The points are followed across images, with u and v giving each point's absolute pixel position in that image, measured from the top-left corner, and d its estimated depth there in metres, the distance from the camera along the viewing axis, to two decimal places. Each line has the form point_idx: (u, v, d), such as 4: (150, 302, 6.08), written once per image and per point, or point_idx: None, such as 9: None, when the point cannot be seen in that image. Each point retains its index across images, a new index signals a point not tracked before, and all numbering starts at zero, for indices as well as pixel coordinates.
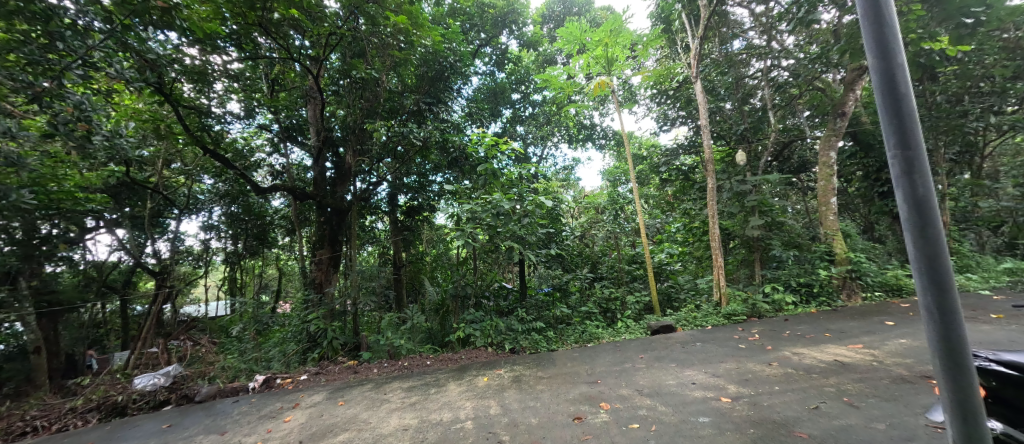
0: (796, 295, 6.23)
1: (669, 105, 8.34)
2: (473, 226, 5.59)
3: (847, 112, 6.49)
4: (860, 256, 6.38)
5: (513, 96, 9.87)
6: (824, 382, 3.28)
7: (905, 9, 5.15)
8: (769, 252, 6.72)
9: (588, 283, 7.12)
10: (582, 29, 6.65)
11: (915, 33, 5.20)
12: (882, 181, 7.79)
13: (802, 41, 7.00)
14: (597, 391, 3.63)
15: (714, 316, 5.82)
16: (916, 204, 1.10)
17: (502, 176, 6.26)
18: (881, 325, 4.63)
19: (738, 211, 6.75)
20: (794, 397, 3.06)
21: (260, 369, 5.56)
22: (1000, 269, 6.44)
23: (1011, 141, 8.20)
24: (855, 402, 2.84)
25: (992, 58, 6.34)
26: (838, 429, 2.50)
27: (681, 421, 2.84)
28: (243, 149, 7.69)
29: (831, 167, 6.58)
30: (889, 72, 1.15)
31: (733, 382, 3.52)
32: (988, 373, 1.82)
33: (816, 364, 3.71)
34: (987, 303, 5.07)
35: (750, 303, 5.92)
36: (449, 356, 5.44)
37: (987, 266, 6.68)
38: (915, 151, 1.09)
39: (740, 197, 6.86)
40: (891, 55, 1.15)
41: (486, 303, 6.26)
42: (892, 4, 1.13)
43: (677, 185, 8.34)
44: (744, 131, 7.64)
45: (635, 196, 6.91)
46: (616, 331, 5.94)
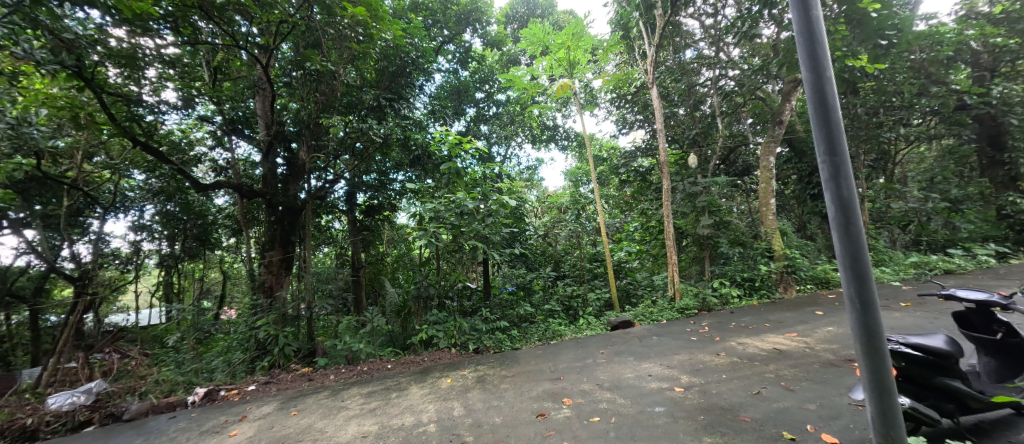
0: (741, 288, 6.75)
1: (627, 109, 8.70)
2: (436, 226, 5.52)
3: (784, 121, 7.06)
4: (795, 253, 6.95)
5: (477, 95, 9.73)
6: (765, 368, 3.56)
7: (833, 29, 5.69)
8: (718, 249, 7.22)
9: (551, 282, 7.26)
10: (545, 31, 6.73)
11: (840, 51, 5.73)
12: (813, 184, 8.57)
13: (746, 53, 7.54)
14: (560, 387, 3.71)
15: (668, 311, 6.15)
16: (844, 207, 1.22)
17: (466, 175, 6.22)
18: (813, 315, 5.11)
19: (690, 211, 7.16)
20: (739, 383, 3.30)
21: (200, 380, 5.12)
22: (907, 262, 7.27)
23: (917, 151, 9.32)
24: (791, 386, 3.12)
25: (902, 77, 7.18)
26: (776, 412, 2.72)
27: (639, 412, 2.97)
28: (181, 142, 7.07)
29: (771, 171, 7.13)
30: (819, 85, 1.27)
31: (686, 372, 3.74)
32: (899, 356, 2.08)
33: (758, 352, 4.02)
34: (898, 294, 5.74)
35: (701, 298, 6.31)
36: (412, 358, 5.32)
37: (897, 260, 7.51)
38: (841, 157, 1.21)
39: (691, 197, 7.25)
40: (822, 71, 1.26)
41: (449, 304, 6.17)
42: (821, 21, 1.24)
43: (636, 186, 8.64)
44: (695, 136, 8.19)
45: (596, 196, 7.13)
46: (579, 328, 6.09)
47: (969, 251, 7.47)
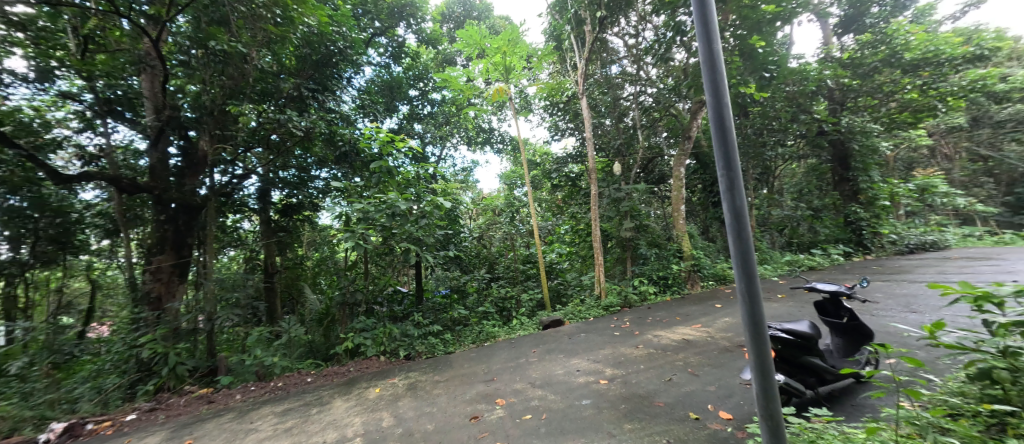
0: (656, 286, 7.45)
1: (559, 117, 9.12)
2: (365, 227, 5.22)
3: (692, 137, 7.97)
4: (700, 254, 7.85)
5: (410, 93, 9.40)
6: (676, 357, 3.99)
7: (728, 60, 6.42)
8: (638, 250, 7.91)
9: (485, 284, 7.30)
10: (481, 34, 6.76)
11: (736, 79, 6.64)
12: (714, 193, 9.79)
13: (662, 74, 8.37)
14: (493, 388, 3.75)
15: (595, 308, 6.56)
16: (735, 213, 1.43)
17: (398, 174, 5.97)
18: (713, 308, 5.85)
19: (615, 215, 7.75)
20: (654, 372, 3.65)
21: (58, 414, 4.18)
22: (783, 260, 8.61)
23: (790, 167, 11.16)
24: (696, 371, 3.53)
25: (779, 105, 8.56)
26: (684, 395, 3.06)
27: (568, 406, 3.12)
28: (33, 123, 5.71)
29: (681, 180, 7.99)
30: (719, 109, 1.47)
31: (609, 365, 4.03)
32: (777, 340, 2.50)
33: (670, 343, 4.49)
34: (776, 287, 6.82)
35: (623, 295, 6.84)
36: (335, 369, 4.95)
37: (776, 258, 8.84)
38: (733, 172, 1.42)
39: (616, 203, 7.85)
40: (721, 97, 1.45)
41: (378, 310, 5.88)
42: (720, 53, 1.43)
43: (566, 190, 9.07)
44: (618, 146, 8.86)
45: (529, 200, 7.34)
46: (512, 328, 6.21)
47: (826, 251, 9.09)
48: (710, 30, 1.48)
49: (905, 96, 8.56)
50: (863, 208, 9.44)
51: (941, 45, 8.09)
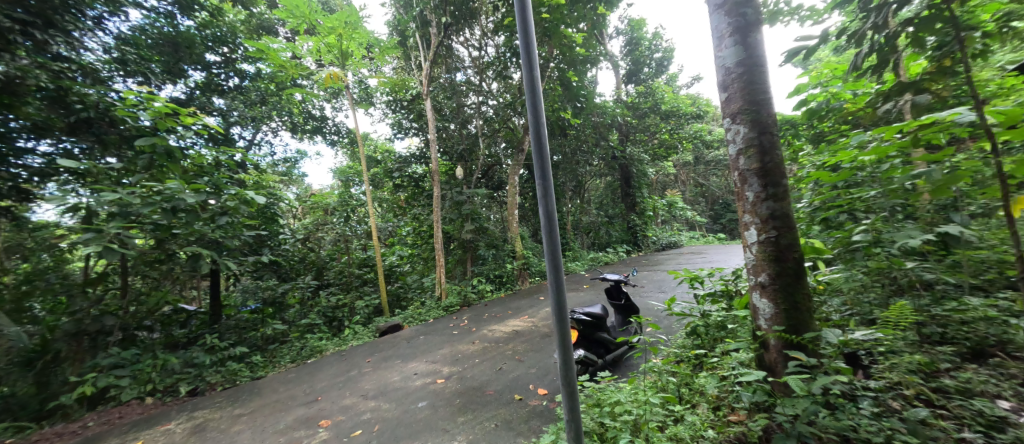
0: (493, 284, 8.05)
1: (403, 115, 8.79)
2: (124, 225, 3.78)
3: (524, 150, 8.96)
4: (529, 253, 8.80)
5: (210, 57, 7.39)
6: (506, 347, 4.40)
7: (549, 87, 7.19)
8: (477, 252, 8.38)
9: (310, 293, 6.38)
10: (312, 8, 5.91)
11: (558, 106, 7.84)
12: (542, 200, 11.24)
13: (501, 89, 9.13)
14: (317, 409, 3.31)
15: (435, 310, 6.61)
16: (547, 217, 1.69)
17: (184, 159, 4.61)
18: (537, 300, 6.71)
19: (456, 218, 8.03)
20: (487, 364, 3.94)
21: None
22: (590, 257, 10.28)
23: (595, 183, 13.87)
24: (521, 358, 3.99)
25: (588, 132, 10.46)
26: (511, 380, 3.41)
27: (403, 412, 3.05)
28: None
29: (516, 187, 8.89)
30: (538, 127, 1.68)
31: (447, 364, 4.12)
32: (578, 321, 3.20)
33: (501, 335, 4.92)
34: (581, 278, 8.39)
35: (462, 294, 7.11)
36: (59, 431, 3.43)
37: (584, 255, 10.34)
38: (547, 182, 1.66)
39: (458, 205, 8.13)
40: (540, 115, 1.66)
41: (146, 337, 4.39)
42: (538, 77, 1.63)
43: (409, 191, 8.70)
44: (462, 152, 9.12)
45: (368, 199, 6.83)
46: (343, 340, 5.63)
47: (617, 249, 11.56)
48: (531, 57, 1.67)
49: (662, 136, 11.78)
50: (638, 216, 12.49)
51: (681, 105, 11.52)
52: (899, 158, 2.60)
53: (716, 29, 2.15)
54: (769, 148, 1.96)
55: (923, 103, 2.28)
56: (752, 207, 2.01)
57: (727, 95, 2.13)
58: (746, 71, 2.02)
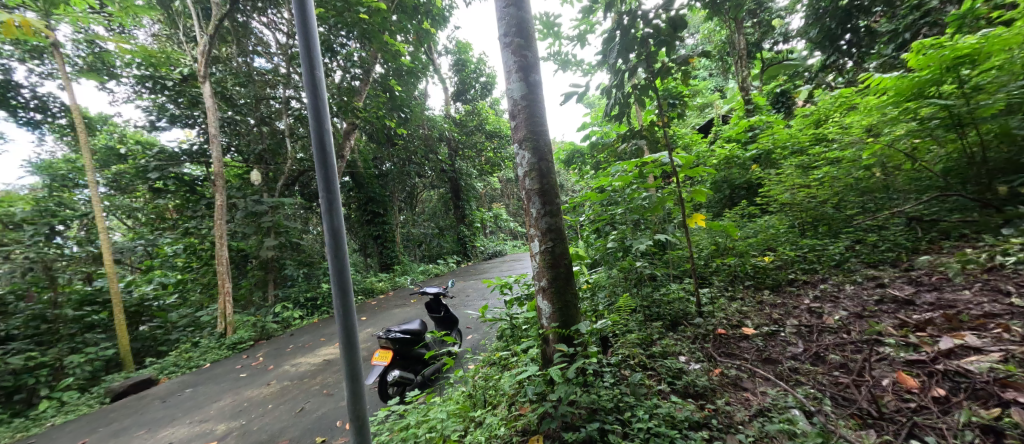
0: (303, 309, 6.90)
1: (166, 97, 6.44)
2: None
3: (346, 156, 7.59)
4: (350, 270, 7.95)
5: None
6: (312, 382, 3.79)
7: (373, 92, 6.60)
8: (282, 271, 7.04)
9: None
10: None
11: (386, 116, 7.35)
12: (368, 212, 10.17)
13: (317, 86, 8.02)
14: None
15: (215, 350, 5.19)
16: (334, 236, 1.50)
17: None
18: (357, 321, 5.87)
19: (253, 232, 6.48)
20: (284, 407, 3.29)
21: None
22: (419, 270, 10.02)
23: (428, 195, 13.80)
24: (330, 391, 3.50)
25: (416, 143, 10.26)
26: (313, 421, 2.94)
27: None
28: None
29: None
30: (321, 133, 1.49)
31: (224, 419, 3.24)
32: (393, 341, 3.07)
33: (308, 368, 4.22)
34: (406, 289, 8.14)
35: (259, 326, 5.83)
36: None
37: (414, 268, 10.00)
38: (333, 195, 1.50)
39: (255, 217, 6.56)
40: (323, 120, 1.49)
41: None
42: (322, 77, 1.47)
43: (178, 198, 6.55)
44: (261, 152, 7.27)
45: (98, 208, 4.86)
46: (36, 419, 3.75)
47: (447, 260, 11.76)
48: (312, 53, 1.47)
49: (487, 154, 12.72)
50: (467, 227, 13.10)
51: (503, 127, 12.79)
52: (637, 184, 3.49)
53: (506, 65, 2.45)
54: (546, 171, 2.32)
55: (643, 145, 3.17)
56: (535, 221, 2.34)
57: (515, 123, 2.43)
58: (528, 105, 2.36)
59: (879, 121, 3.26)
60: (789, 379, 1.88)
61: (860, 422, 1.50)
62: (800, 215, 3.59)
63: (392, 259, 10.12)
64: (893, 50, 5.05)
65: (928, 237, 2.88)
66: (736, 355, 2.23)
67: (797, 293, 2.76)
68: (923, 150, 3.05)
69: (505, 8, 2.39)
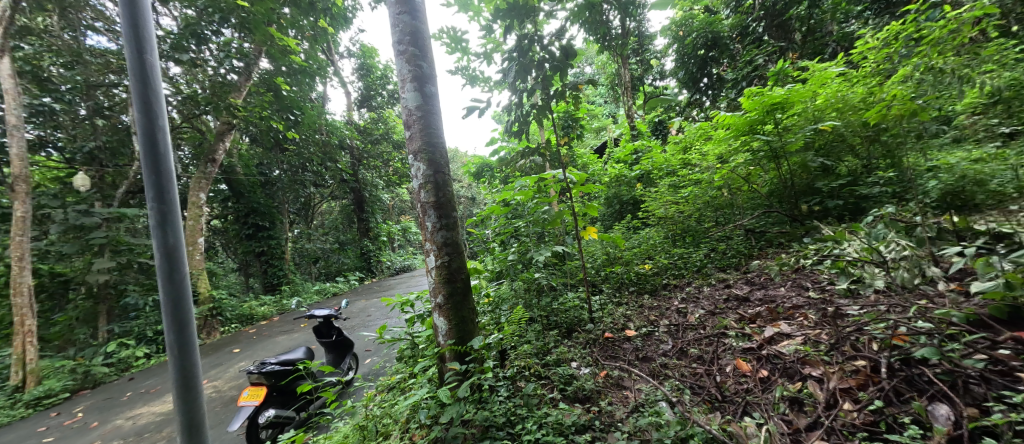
0: (152, 345, 5.58)
1: None
2: None
3: (217, 160, 6.52)
4: (222, 294, 6.72)
5: None
6: (156, 437, 3.06)
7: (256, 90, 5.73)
8: (121, 300, 5.62)
9: None
10: None
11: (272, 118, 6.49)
12: (248, 224, 8.72)
13: None
14: None
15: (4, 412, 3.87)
16: (169, 255, 1.29)
17: None
18: (228, 354, 4.95)
19: (77, 252, 5.05)
20: None
21: None
22: (313, 289, 8.97)
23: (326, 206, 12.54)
24: None
25: (311, 149, 9.25)
26: None
27: None
28: None
29: (201, 207, 6.31)
30: (152, 135, 1.29)
31: None
32: (269, 375, 2.67)
33: (152, 420, 3.41)
34: (295, 312, 7.16)
35: (80, 373, 4.53)
36: None
37: (307, 288, 8.92)
38: (167, 208, 1.30)
39: (79, 232, 5.10)
40: (156, 120, 1.30)
41: None
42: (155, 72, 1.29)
43: None
44: (94, 150, 5.75)
45: None
46: None
47: (347, 277, 10.77)
48: (143, 42, 1.29)
49: (395, 164, 12.15)
50: (371, 241, 12.23)
51: None
52: (537, 198, 3.63)
53: (400, 73, 2.37)
54: (442, 184, 2.28)
55: (538, 162, 3.32)
56: (431, 235, 2.26)
57: (410, 133, 2.36)
58: (423, 115, 2.31)
59: (725, 150, 3.97)
60: (660, 374, 2.12)
61: (709, 407, 1.75)
62: (672, 227, 4.15)
63: (279, 279, 8.88)
64: (734, 94, 6.32)
65: (759, 245, 3.57)
66: (619, 357, 2.44)
67: (668, 296, 3.15)
68: (754, 175, 3.80)
69: (399, 15, 2.33)
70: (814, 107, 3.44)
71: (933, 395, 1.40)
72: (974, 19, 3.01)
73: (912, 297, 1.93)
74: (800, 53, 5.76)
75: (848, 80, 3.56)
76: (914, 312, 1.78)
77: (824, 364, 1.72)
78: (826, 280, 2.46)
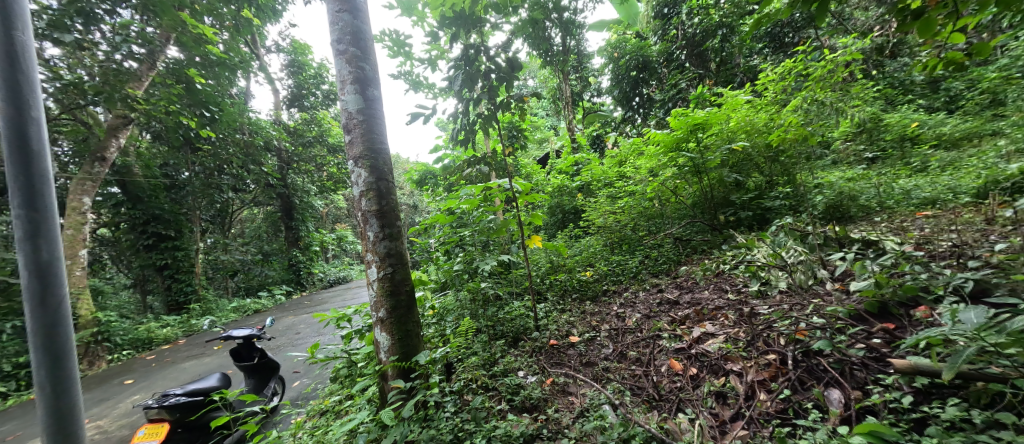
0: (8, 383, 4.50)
1: None
2: None
3: (110, 160, 5.60)
4: (110, 316, 5.69)
5: None
6: None
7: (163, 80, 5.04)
8: None
9: None
10: None
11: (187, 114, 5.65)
12: (148, 233, 7.45)
13: None
14: None
15: None
16: (41, 272, 1.16)
17: None
18: (117, 387, 4.17)
19: None
20: None
21: None
22: (230, 307, 7.97)
23: (248, 213, 11.27)
24: None
25: (231, 149, 8.28)
26: None
27: None
28: None
29: (84, 214, 5.30)
30: (24, 134, 1.14)
31: None
32: (175, 408, 2.32)
33: None
34: (206, 334, 6.28)
35: None
36: None
37: (222, 306, 7.89)
38: (43, 219, 1.16)
39: None
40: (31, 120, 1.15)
41: None
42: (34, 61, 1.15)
43: None
44: None
45: None
46: None
47: (272, 292, 9.75)
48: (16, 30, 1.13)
49: (329, 169, 11.35)
50: (301, 252, 11.23)
51: None
52: (484, 207, 3.62)
53: (340, 74, 2.24)
54: (385, 191, 2.17)
55: (485, 171, 3.32)
56: (372, 246, 2.14)
57: (350, 137, 2.23)
58: (365, 119, 2.20)
59: (656, 165, 4.31)
60: (605, 377, 2.20)
61: (648, 406, 1.86)
62: (610, 235, 4.40)
63: (187, 296, 7.74)
64: (662, 113, 6.97)
65: (686, 252, 3.90)
66: (564, 363, 2.50)
67: (607, 303, 3.31)
68: (680, 188, 4.16)
69: (339, 13, 2.21)
70: (728, 128, 3.89)
71: (828, 382, 1.63)
72: (845, 63, 3.62)
73: (809, 296, 2.24)
74: (715, 80, 6.65)
75: (755, 107, 4.07)
76: (811, 309, 2.07)
77: (742, 359, 1.92)
78: (741, 283, 2.77)
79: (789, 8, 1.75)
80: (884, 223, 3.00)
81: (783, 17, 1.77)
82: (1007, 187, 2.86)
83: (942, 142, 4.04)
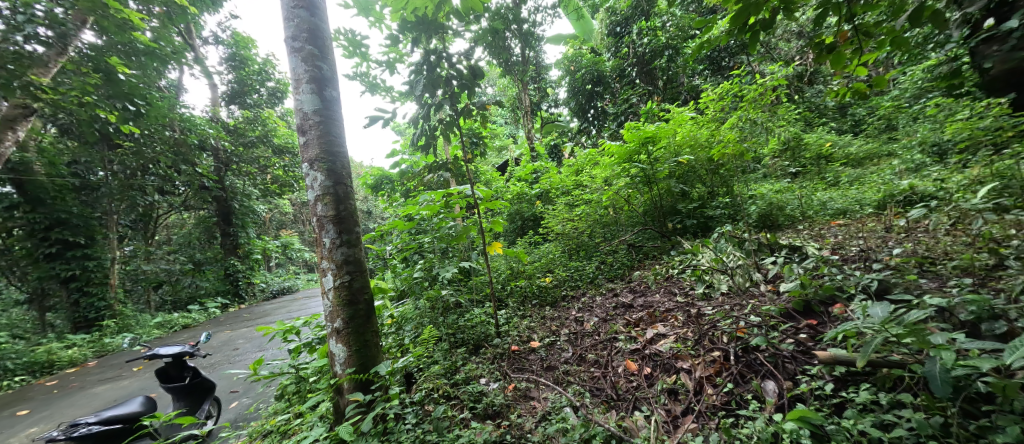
0: None
1: None
2: None
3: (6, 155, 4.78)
4: None
5: None
6: None
7: (75, 67, 4.44)
8: None
9: None
10: None
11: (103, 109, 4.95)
12: (51, 240, 6.42)
13: None
14: None
15: None
16: None
17: None
18: (6, 420, 3.55)
19: None
20: None
21: None
22: (152, 323, 7.11)
23: (176, 217, 10.17)
24: None
25: (158, 146, 7.47)
26: None
27: None
28: None
29: None
30: None
31: None
32: (88, 439, 2.04)
33: None
34: (124, 353, 5.55)
35: None
36: None
37: (143, 321, 7.02)
38: None
39: None
40: None
41: None
42: None
43: None
44: None
45: None
46: None
47: (204, 305, 8.84)
48: None
49: (275, 172, 10.60)
50: (239, 260, 10.33)
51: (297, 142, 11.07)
52: (445, 213, 3.58)
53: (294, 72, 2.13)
54: (343, 196, 2.09)
55: (446, 177, 3.28)
56: (328, 253, 2.03)
57: (305, 139, 2.11)
58: (322, 121, 2.10)
59: (610, 175, 4.52)
60: (567, 380, 2.26)
61: (607, 406, 1.93)
62: (568, 242, 4.53)
63: (100, 311, 6.80)
64: (616, 126, 7.36)
65: (639, 257, 4.09)
66: (526, 368, 2.52)
67: (566, 307, 3.40)
68: (633, 197, 4.39)
69: (295, 9, 2.11)
70: (675, 142, 4.18)
71: (764, 374, 1.80)
72: (773, 87, 4.06)
73: (746, 297, 2.45)
74: (662, 97, 7.08)
75: (699, 123, 4.41)
76: (749, 308, 2.27)
77: (691, 356, 2.06)
78: (688, 286, 2.98)
79: (727, 36, 1.93)
80: (806, 231, 3.38)
81: (721, 43, 1.95)
82: (900, 200, 3.35)
83: (850, 161, 4.65)
